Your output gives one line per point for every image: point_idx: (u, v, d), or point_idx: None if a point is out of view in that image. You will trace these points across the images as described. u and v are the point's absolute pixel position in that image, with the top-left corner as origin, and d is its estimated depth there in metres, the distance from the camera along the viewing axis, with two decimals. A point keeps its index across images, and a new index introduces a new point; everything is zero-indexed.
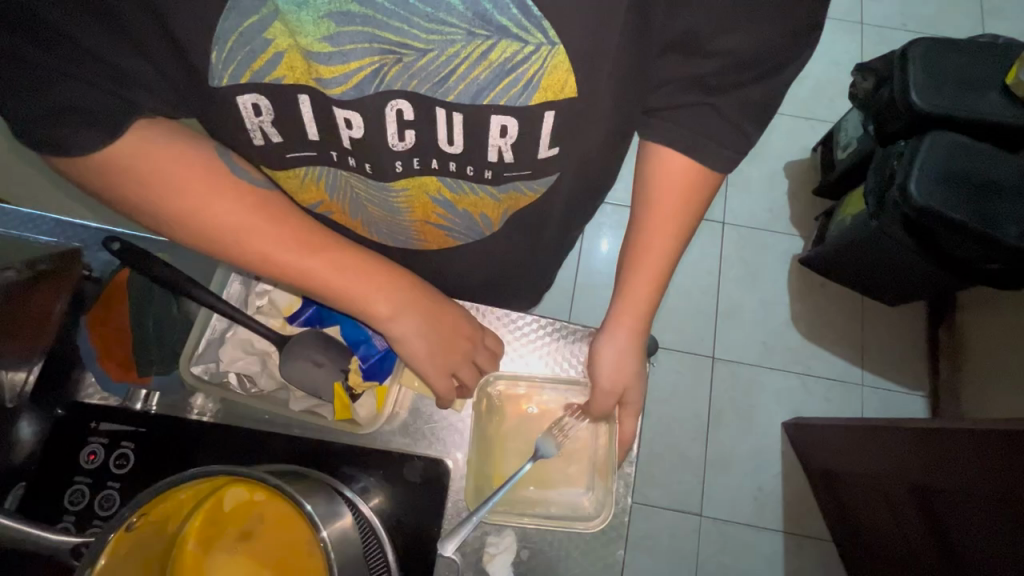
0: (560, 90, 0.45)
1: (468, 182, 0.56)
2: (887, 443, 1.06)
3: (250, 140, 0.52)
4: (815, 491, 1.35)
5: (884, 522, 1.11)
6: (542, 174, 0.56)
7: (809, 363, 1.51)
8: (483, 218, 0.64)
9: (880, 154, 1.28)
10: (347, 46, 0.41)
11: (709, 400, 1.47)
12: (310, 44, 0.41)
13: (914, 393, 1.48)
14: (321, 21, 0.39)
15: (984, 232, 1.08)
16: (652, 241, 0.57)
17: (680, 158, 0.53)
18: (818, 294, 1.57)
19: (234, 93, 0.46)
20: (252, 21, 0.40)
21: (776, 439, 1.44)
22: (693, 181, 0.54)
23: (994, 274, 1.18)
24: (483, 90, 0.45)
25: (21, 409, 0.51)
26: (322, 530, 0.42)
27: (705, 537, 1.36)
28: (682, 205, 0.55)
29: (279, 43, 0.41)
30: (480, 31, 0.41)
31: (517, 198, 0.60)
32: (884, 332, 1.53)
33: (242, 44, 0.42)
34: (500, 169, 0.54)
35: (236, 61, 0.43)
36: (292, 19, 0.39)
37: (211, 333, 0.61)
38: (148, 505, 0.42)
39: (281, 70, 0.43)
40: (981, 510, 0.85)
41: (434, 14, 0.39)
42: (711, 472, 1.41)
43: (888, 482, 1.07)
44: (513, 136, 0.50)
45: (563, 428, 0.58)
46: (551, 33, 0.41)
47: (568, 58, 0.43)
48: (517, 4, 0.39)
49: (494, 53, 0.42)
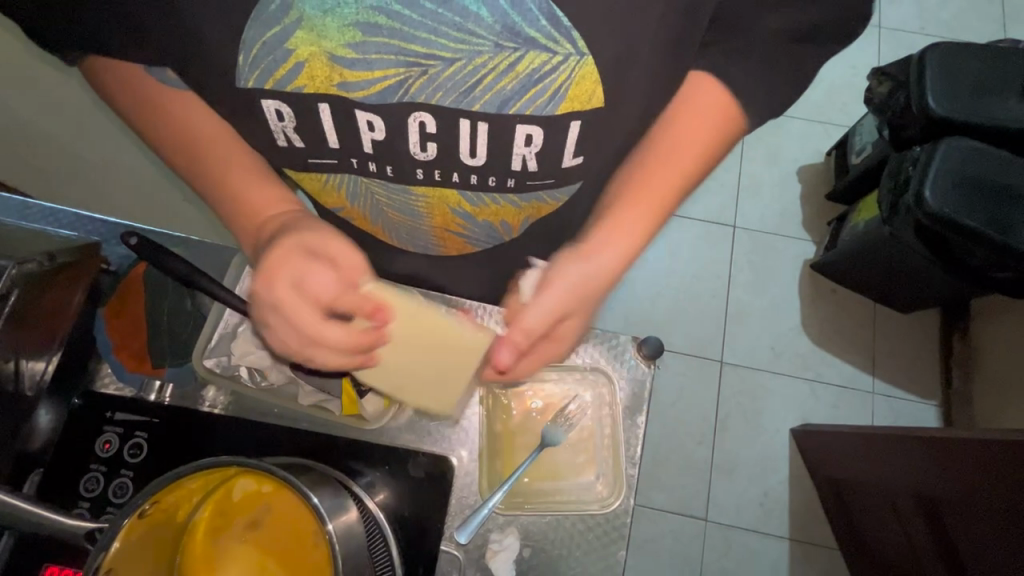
0: (586, 100, 0.46)
1: (490, 193, 0.58)
2: (896, 450, 1.05)
3: (275, 140, 0.53)
4: (822, 498, 1.34)
5: (890, 532, 1.10)
6: (566, 181, 0.57)
7: (819, 369, 1.49)
8: (503, 226, 0.64)
9: (893, 159, 1.27)
10: (372, 56, 0.41)
11: (716, 404, 1.46)
12: (334, 50, 0.41)
13: (926, 401, 1.46)
14: (347, 29, 0.39)
15: (998, 240, 1.06)
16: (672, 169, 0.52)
17: (714, 92, 0.51)
18: (830, 299, 1.55)
19: (259, 97, 0.47)
20: (276, 31, 0.40)
21: (784, 445, 1.43)
22: (726, 119, 0.52)
23: (1005, 283, 1.17)
24: (509, 100, 0.45)
25: (40, 398, 0.53)
26: (328, 522, 0.43)
27: (709, 541, 1.35)
28: (699, 155, 0.53)
29: (300, 52, 0.41)
30: (508, 43, 0.41)
31: (538, 206, 0.61)
32: (896, 339, 1.51)
33: (265, 53, 0.42)
34: (523, 177, 0.55)
35: (261, 68, 0.43)
36: (317, 26, 0.39)
37: (223, 327, 0.61)
38: (159, 492, 0.43)
39: (302, 80, 0.44)
40: (992, 520, 0.84)
41: (463, 23, 0.39)
42: (717, 476, 1.40)
43: (896, 492, 1.06)
44: (538, 145, 0.50)
45: (568, 416, 0.61)
46: (580, 44, 0.41)
47: (596, 69, 0.43)
48: (547, 16, 0.39)
49: (522, 65, 0.42)
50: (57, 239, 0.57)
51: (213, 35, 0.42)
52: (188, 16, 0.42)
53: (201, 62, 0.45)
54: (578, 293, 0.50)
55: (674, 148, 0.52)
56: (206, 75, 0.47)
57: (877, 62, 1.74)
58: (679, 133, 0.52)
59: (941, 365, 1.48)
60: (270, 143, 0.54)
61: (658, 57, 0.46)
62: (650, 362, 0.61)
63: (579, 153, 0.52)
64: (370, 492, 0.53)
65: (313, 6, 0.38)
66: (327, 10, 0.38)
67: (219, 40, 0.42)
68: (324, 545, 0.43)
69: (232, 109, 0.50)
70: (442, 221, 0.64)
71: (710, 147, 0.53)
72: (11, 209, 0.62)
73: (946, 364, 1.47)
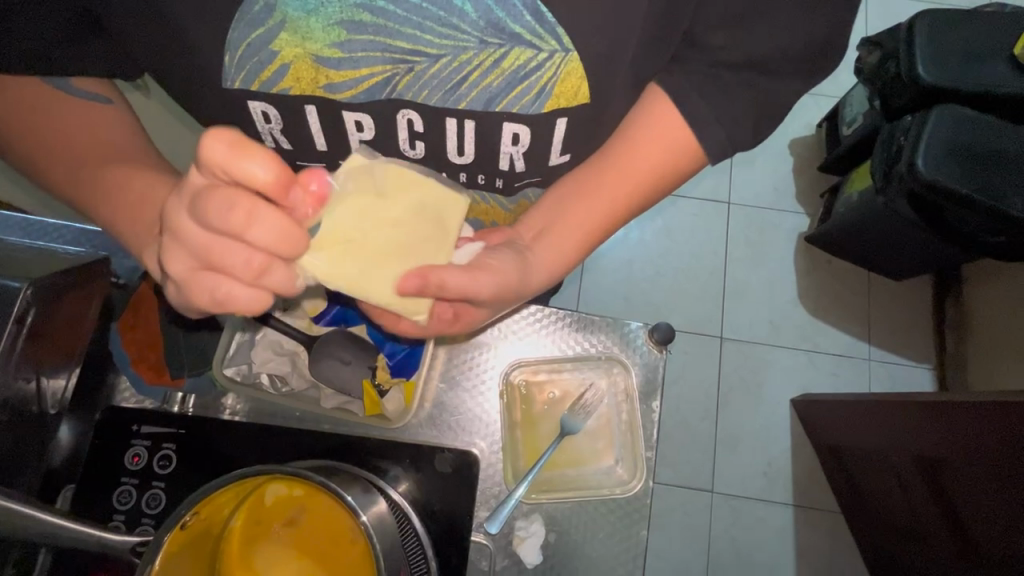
0: (574, 96, 0.46)
1: (478, 191, 0.59)
2: (893, 417, 1.08)
3: (263, 143, 0.53)
4: (823, 462, 1.38)
5: (891, 494, 1.14)
6: (554, 180, 0.58)
7: (817, 340, 1.52)
8: (495, 224, 0.66)
9: (886, 130, 1.27)
10: (358, 54, 0.41)
11: (718, 379, 1.49)
12: (319, 50, 0.40)
13: (921, 365, 1.49)
14: (332, 28, 0.39)
15: (990, 204, 1.09)
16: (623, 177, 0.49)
17: (671, 110, 0.47)
18: (823, 270, 1.58)
19: (245, 98, 0.46)
20: (260, 32, 0.40)
21: (785, 414, 1.47)
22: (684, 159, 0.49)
23: (997, 247, 1.19)
24: (496, 98, 0.45)
25: (62, 415, 0.53)
26: (362, 515, 0.45)
27: (716, 512, 1.39)
28: (646, 181, 0.49)
29: (285, 54, 0.41)
30: (492, 39, 0.40)
31: (529, 204, 0.62)
32: (890, 305, 1.54)
33: (249, 55, 0.41)
34: (511, 176, 0.56)
35: (246, 69, 0.43)
36: (301, 26, 0.39)
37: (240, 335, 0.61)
38: (199, 503, 0.44)
39: (287, 81, 0.43)
40: (992, 483, 0.88)
41: (447, 18, 0.39)
42: (721, 449, 1.44)
43: (896, 454, 1.09)
44: (525, 143, 0.51)
45: (585, 405, 0.63)
46: (565, 40, 0.41)
47: (581, 65, 0.43)
48: (530, 12, 0.39)
49: (507, 60, 0.42)
50: (65, 256, 0.55)
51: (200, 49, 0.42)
52: (165, 24, 0.41)
53: (184, 71, 0.45)
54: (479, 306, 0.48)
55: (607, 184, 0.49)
56: (192, 83, 0.46)
57: (867, 32, 1.73)
58: (627, 163, 0.48)
59: (935, 330, 1.52)
60: None
61: (648, 47, 0.46)
62: (661, 348, 0.63)
63: (567, 149, 0.53)
64: (393, 482, 0.55)
65: (297, 7, 0.38)
66: (311, 9, 0.37)
67: (199, 48, 0.42)
68: (359, 532, 0.44)
69: (219, 117, 0.50)
70: None
71: (653, 187, 0.50)
72: (11, 226, 0.62)
73: (939, 330, 1.51)
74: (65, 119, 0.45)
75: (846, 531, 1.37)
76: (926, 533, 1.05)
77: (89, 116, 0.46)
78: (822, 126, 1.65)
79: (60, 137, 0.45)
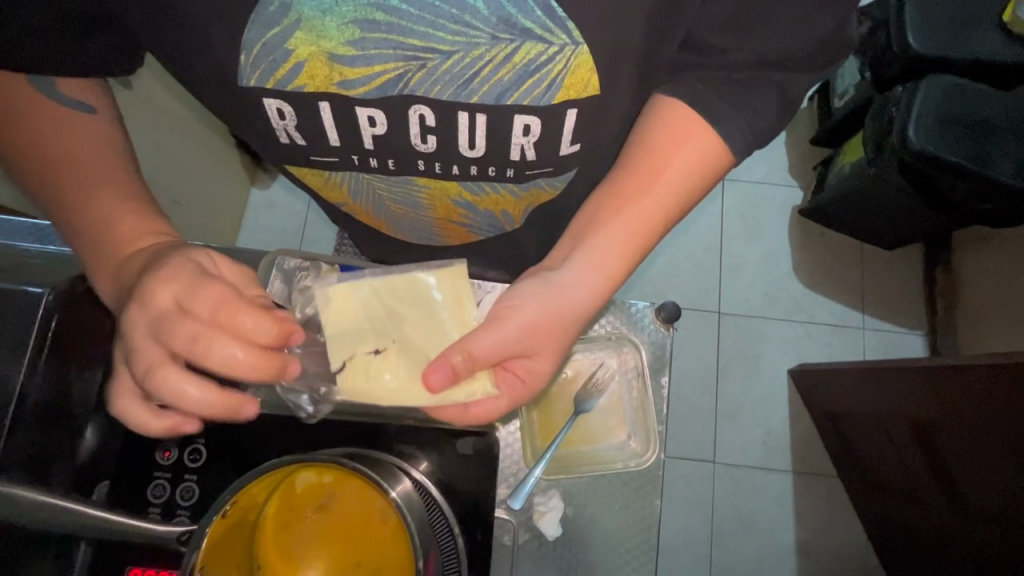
0: (582, 89, 0.47)
1: (489, 182, 0.59)
2: (888, 383, 1.11)
3: (277, 139, 0.53)
4: (820, 429, 1.43)
5: (887, 458, 1.18)
6: (563, 170, 0.59)
7: (812, 311, 1.55)
8: (504, 215, 0.67)
9: (878, 101, 1.28)
10: (371, 51, 0.42)
11: (717, 354, 1.52)
12: (334, 48, 0.41)
13: (914, 332, 1.53)
14: (346, 26, 0.39)
15: (980, 172, 1.11)
16: (649, 185, 0.49)
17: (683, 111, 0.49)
18: (818, 242, 1.60)
19: (260, 95, 0.47)
20: (275, 32, 0.40)
21: (783, 385, 1.51)
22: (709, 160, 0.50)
23: (989, 213, 1.22)
24: (507, 91, 0.46)
25: (91, 416, 0.55)
26: (391, 490, 0.48)
27: (718, 481, 1.43)
28: (683, 178, 0.49)
29: (300, 53, 0.42)
30: (503, 35, 0.41)
31: (538, 194, 0.63)
32: (883, 275, 1.57)
33: (265, 54, 0.42)
34: (521, 167, 0.57)
35: (261, 68, 0.43)
36: (317, 26, 0.39)
37: None
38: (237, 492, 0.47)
39: (302, 79, 0.44)
40: (984, 443, 0.91)
41: (459, 15, 0.40)
42: (721, 420, 1.48)
43: (890, 417, 1.13)
44: (536, 134, 0.52)
45: (597, 383, 0.65)
46: (575, 34, 0.41)
47: (591, 57, 0.44)
48: (541, 7, 0.39)
49: (519, 55, 0.43)
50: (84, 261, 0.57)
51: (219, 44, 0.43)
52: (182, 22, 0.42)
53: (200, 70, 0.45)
54: (525, 336, 0.47)
55: (633, 191, 0.49)
56: (211, 82, 0.47)
57: None
58: (654, 171, 0.49)
59: (926, 297, 1.55)
60: (273, 145, 0.55)
61: (656, 36, 0.46)
62: (667, 327, 0.66)
63: (576, 139, 0.53)
64: (414, 463, 0.56)
65: (312, 7, 0.38)
66: (326, 10, 0.38)
67: (217, 46, 0.43)
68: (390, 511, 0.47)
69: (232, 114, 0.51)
70: (444, 212, 0.66)
71: (691, 186, 0.50)
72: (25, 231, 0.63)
73: (931, 297, 1.54)
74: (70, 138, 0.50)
75: (843, 495, 1.42)
76: (921, 492, 1.10)
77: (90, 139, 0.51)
78: (815, 100, 1.65)
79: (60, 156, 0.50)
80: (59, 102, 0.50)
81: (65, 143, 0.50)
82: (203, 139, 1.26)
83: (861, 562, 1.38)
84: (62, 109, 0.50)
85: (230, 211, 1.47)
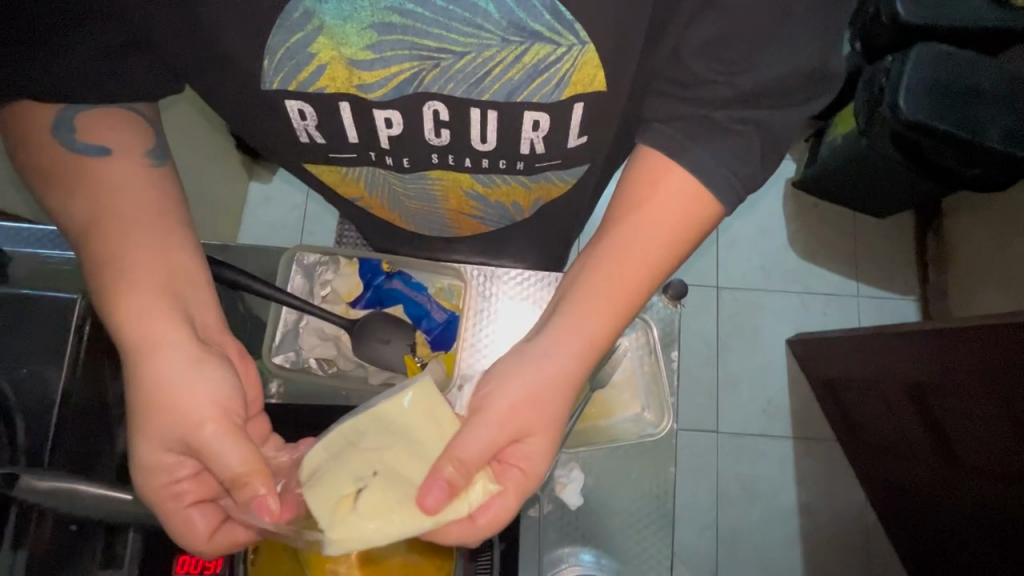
0: (588, 84, 0.48)
1: (501, 175, 0.61)
2: (884, 350, 1.15)
3: (297, 138, 0.55)
4: (818, 395, 1.48)
5: (883, 421, 1.23)
6: (572, 164, 0.60)
7: (808, 282, 1.59)
8: (514, 206, 0.69)
9: (868, 72, 1.29)
10: (388, 53, 0.44)
11: (717, 327, 1.56)
12: (353, 54, 0.43)
13: (906, 298, 1.57)
14: (365, 31, 0.42)
15: (969, 140, 1.13)
16: (630, 249, 0.48)
17: (671, 168, 0.47)
18: (811, 214, 1.63)
19: (282, 98, 0.49)
20: (299, 36, 0.42)
21: (781, 355, 1.55)
22: (695, 209, 0.48)
23: (978, 179, 1.24)
24: (517, 89, 0.48)
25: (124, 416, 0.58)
26: None
27: (722, 450, 1.48)
28: (667, 236, 0.48)
29: (322, 56, 0.44)
30: (513, 37, 0.43)
31: (548, 187, 0.65)
32: (876, 244, 1.61)
33: (288, 57, 0.44)
34: (531, 161, 0.59)
35: (284, 71, 0.46)
36: (338, 32, 0.42)
37: (284, 325, 0.71)
38: None
39: (323, 81, 0.46)
40: (978, 403, 0.95)
41: (471, 18, 0.42)
42: (723, 391, 1.52)
43: (887, 383, 1.16)
44: (545, 129, 0.53)
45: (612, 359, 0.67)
46: (582, 34, 0.43)
47: (597, 56, 0.45)
48: (549, 10, 0.41)
49: (528, 56, 0.45)
50: None
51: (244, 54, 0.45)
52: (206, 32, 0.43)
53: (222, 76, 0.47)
54: (511, 419, 0.46)
55: (614, 261, 0.48)
56: (233, 87, 0.49)
57: None
58: (632, 235, 0.48)
59: (918, 264, 1.59)
60: (291, 144, 0.56)
61: None
62: (675, 304, 0.70)
63: (583, 132, 0.55)
64: None
65: (333, 16, 0.41)
66: (347, 17, 0.41)
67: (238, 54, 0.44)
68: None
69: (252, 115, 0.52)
70: (456, 203, 0.68)
71: (676, 240, 0.48)
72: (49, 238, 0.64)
73: (922, 263, 1.58)
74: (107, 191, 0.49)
75: (842, 458, 1.47)
76: (916, 452, 1.14)
77: (123, 190, 0.49)
78: None
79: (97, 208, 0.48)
80: (75, 149, 0.49)
81: (102, 193, 0.49)
82: (201, 137, 1.27)
83: (861, 521, 1.44)
84: (78, 156, 0.49)
85: (229, 205, 1.47)
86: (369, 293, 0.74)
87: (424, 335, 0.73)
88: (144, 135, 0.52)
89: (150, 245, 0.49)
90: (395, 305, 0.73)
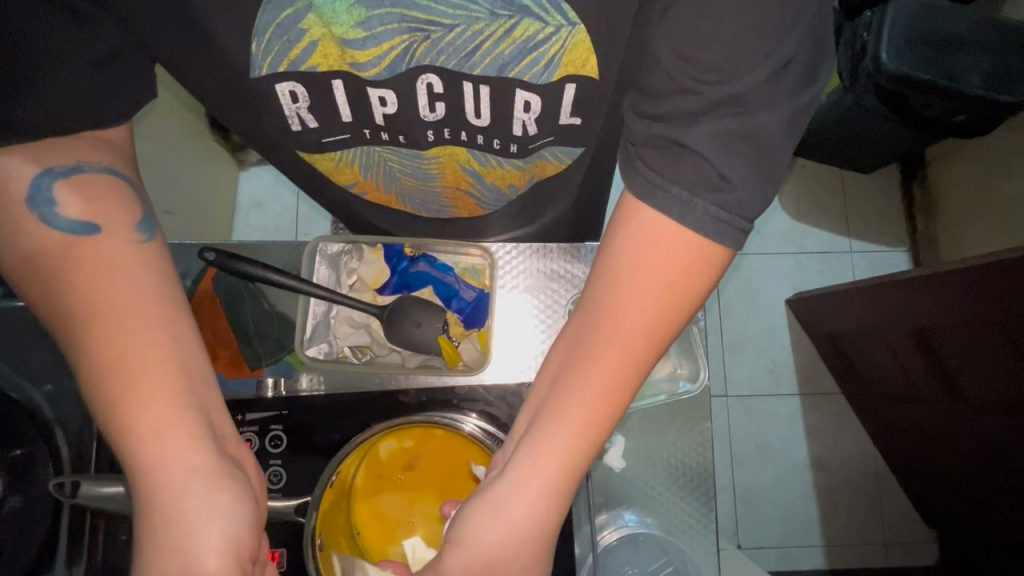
0: (581, 66, 0.50)
1: (495, 156, 0.63)
2: (879, 297, 1.18)
3: (289, 126, 0.58)
4: (821, 352, 1.50)
5: (886, 368, 1.26)
6: (568, 141, 0.61)
7: (801, 242, 1.62)
8: (510, 187, 0.69)
9: (850, 27, 1.31)
10: (378, 29, 0.46)
11: (718, 292, 1.58)
12: (345, 33, 0.46)
13: (897, 249, 1.61)
14: (353, 8, 0.44)
15: (950, 85, 1.15)
16: (605, 348, 0.45)
17: (659, 219, 0.44)
18: (800, 174, 1.65)
19: (274, 82, 0.52)
20: (289, 12, 0.45)
21: (781, 314, 1.58)
22: (699, 257, 0.44)
23: (959, 125, 1.26)
24: (508, 65, 0.50)
25: None
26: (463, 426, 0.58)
27: (731, 411, 1.51)
28: (653, 318, 0.45)
29: (313, 32, 0.46)
30: (503, 12, 0.45)
31: (543, 165, 0.65)
32: (863, 198, 1.64)
33: (279, 35, 0.47)
34: (524, 141, 0.60)
35: (275, 51, 0.49)
36: (327, 12, 0.44)
37: (314, 317, 0.72)
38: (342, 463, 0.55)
39: (315, 58, 0.49)
40: (978, 342, 0.98)
41: None
42: (728, 354, 1.55)
43: (889, 330, 1.19)
44: (536, 110, 0.55)
45: None
46: (570, 15, 0.45)
47: (588, 37, 0.47)
48: None
49: (518, 30, 0.46)
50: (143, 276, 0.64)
51: (243, 44, 0.49)
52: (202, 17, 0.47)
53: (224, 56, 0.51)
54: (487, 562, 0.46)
55: (591, 365, 0.45)
56: (241, 70, 0.52)
57: None
58: (613, 329, 0.45)
59: (905, 214, 1.63)
60: (288, 133, 0.60)
61: None
62: None
63: (576, 112, 0.56)
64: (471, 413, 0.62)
65: None
66: None
67: (239, 34, 0.48)
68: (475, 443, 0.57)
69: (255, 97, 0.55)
70: (452, 179, 0.68)
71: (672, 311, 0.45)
72: None
73: (910, 213, 1.62)
74: (110, 287, 0.47)
75: (847, 407, 1.51)
76: (920, 391, 1.18)
77: (125, 285, 0.47)
78: None
79: (97, 306, 0.46)
80: (65, 232, 0.48)
81: (104, 287, 0.47)
82: (184, 142, 1.23)
83: (871, 468, 1.49)
84: (70, 243, 0.47)
85: (219, 208, 1.44)
86: (395, 279, 0.74)
87: (457, 314, 0.73)
88: (132, 210, 0.51)
89: (164, 345, 0.47)
90: (424, 287, 0.74)
